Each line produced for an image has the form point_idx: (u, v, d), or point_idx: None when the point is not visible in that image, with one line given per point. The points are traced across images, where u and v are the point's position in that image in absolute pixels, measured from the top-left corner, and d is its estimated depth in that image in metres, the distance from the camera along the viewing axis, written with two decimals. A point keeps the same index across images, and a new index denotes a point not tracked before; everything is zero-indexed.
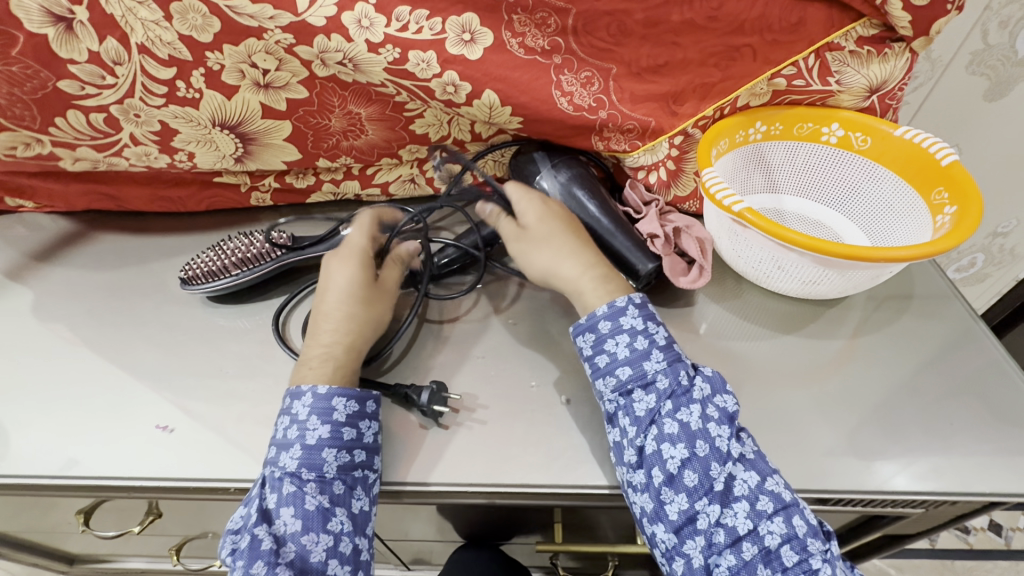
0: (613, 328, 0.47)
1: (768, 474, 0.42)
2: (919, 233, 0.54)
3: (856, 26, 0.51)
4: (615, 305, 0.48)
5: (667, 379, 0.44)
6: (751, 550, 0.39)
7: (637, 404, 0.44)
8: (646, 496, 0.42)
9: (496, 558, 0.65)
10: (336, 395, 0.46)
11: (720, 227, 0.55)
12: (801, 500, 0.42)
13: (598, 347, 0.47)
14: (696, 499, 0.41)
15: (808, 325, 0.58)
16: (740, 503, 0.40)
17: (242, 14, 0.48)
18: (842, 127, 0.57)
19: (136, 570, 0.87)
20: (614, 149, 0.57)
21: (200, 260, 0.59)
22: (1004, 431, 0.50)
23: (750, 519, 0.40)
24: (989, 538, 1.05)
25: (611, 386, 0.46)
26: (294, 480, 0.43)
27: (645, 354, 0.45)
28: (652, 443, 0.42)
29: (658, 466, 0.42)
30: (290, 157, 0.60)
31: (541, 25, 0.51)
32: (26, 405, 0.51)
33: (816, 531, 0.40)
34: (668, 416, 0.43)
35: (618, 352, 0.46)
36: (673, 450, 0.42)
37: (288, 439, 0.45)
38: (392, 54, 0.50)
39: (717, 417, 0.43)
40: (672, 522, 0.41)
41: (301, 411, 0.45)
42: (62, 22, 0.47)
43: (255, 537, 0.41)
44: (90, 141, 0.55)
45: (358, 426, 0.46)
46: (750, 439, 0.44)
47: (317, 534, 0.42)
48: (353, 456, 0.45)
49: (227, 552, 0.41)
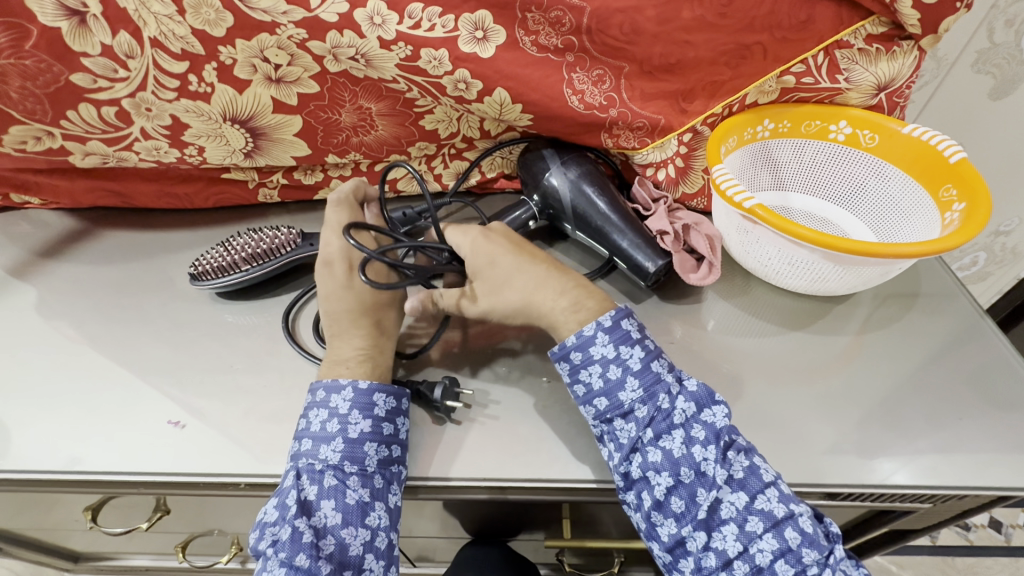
0: (585, 358, 0.45)
1: (758, 492, 0.41)
2: (927, 230, 0.55)
3: (865, 24, 0.51)
4: (584, 334, 0.46)
5: (645, 407, 0.44)
6: (742, 569, 0.40)
7: (620, 432, 0.44)
8: (640, 515, 0.43)
9: (504, 555, 0.64)
10: (378, 391, 0.46)
11: (729, 224, 0.55)
12: (798, 509, 0.41)
13: (575, 376, 0.46)
14: (684, 524, 0.41)
15: (815, 321, 0.58)
16: (727, 526, 0.40)
17: (256, 9, 0.48)
18: (850, 125, 0.57)
19: (140, 567, 0.87)
20: (624, 146, 0.58)
21: (209, 256, 0.59)
22: (1004, 425, 0.50)
23: (739, 541, 0.40)
24: (990, 535, 1.05)
25: (592, 413, 0.46)
26: (336, 473, 0.43)
27: (620, 384, 0.44)
28: (637, 470, 0.43)
29: (645, 492, 0.43)
30: (301, 153, 0.60)
31: (554, 23, 0.50)
32: (33, 402, 0.51)
33: (812, 541, 0.40)
34: (650, 444, 0.43)
35: (593, 382, 0.45)
36: (658, 478, 0.42)
37: (327, 432, 0.44)
38: (404, 52, 0.50)
39: (702, 439, 0.42)
40: (664, 543, 0.42)
41: (340, 405, 0.45)
42: (75, 15, 0.47)
43: (296, 529, 0.40)
44: (101, 136, 0.55)
45: (395, 422, 0.46)
46: (739, 457, 0.42)
47: (356, 527, 0.42)
48: (390, 451, 0.45)
49: (267, 543, 0.40)
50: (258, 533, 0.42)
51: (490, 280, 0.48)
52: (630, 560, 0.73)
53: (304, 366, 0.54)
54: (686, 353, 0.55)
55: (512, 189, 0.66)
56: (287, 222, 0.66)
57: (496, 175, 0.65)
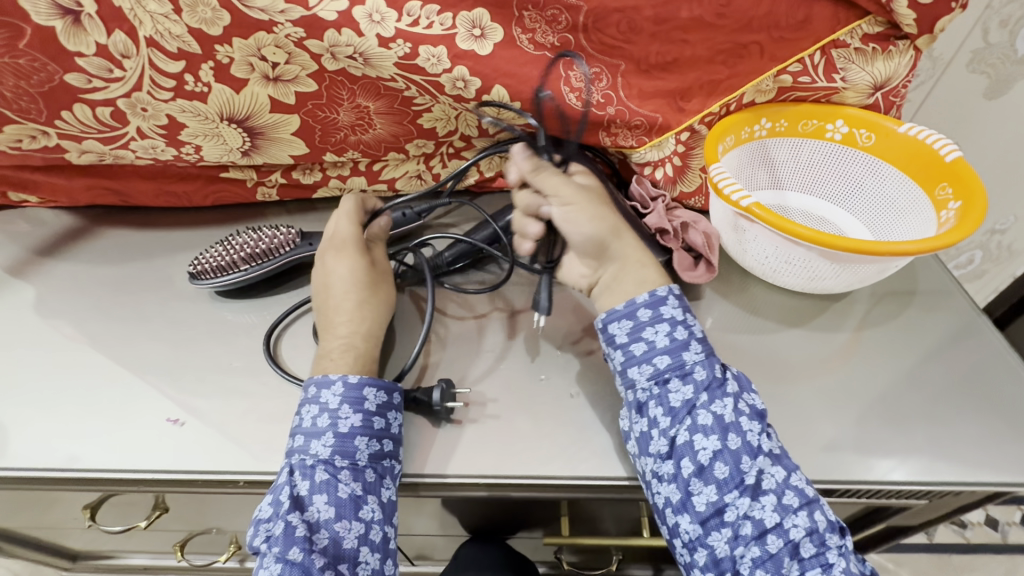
0: (653, 317, 0.47)
1: (793, 470, 0.42)
2: (923, 228, 0.55)
3: (861, 24, 0.51)
4: (656, 294, 0.47)
5: (704, 371, 0.44)
6: (776, 543, 0.39)
7: (672, 394, 0.44)
8: (673, 486, 0.42)
9: (503, 553, 0.65)
10: (368, 385, 0.46)
11: (726, 222, 0.56)
12: (820, 497, 0.42)
13: (636, 334, 0.46)
14: (726, 491, 0.41)
15: (812, 318, 0.59)
16: (768, 496, 0.40)
17: (252, 7, 0.48)
18: (847, 124, 0.58)
19: (139, 567, 0.87)
20: (620, 145, 0.58)
21: (209, 254, 0.59)
22: (1001, 421, 0.51)
23: (776, 513, 0.40)
24: (986, 533, 1.06)
25: (646, 374, 0.45)
26: (328, 468, 0.43)
27: (684, 345, 0.45)
28: (685, 433, 0.42)
29: (689, 456, 0.42)
30: (297, 151, 0.60)
31: (551, 21, 0.51)
32: (32, 401, 0.51)
33: (834, 527, 0.41)
34: (703, 407, 0.43)
35: (657, 341, 0.46)
36: (706, 441, 0.42)
37: (318, 427, 0.44)
38: (403, 49, 0.50)
39: (749, 412, 0.43)
40: (698, 513, 0.41)
41: (331, 400, 0.45)
42: (70, 15, 0.47)
43: (289, 524, 0.40)
44: (97, 135, 0.55)
45: (387, 417, 0.46)
46: (776, 435, 0.44)
47: (350, 521, 0.42)
48: (382, 445, 0.45)
49: (261, 539, 0.41)
50: (252, 531, 0.42)
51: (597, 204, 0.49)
52: (628, 558, 0.73)
53: (303, 364, 0.55)
54: None
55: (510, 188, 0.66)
56: (286, 220, 0.66)
57: (494, 175, 0.64)
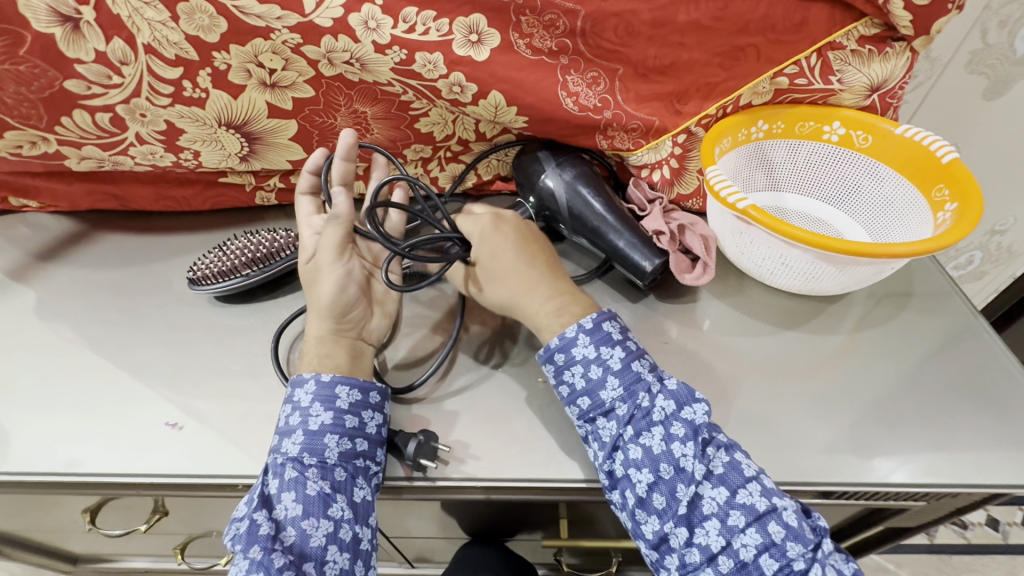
0: (568, 359, 0.46)
1: (739, 487, 0.41)
2: (919, 230, 0.55)
3: (857, 26, 0.51)
4: (565, 336, 0.47)
5: (625, 405, 0.44)
6: (727, 564, 0.40)
7: (602, 430, 0.45)
8: (625, 514, 0.44)
9: (502, 555, 0.65)
10: (341, 383, 0.46)
11: (723, 223, 0.56)
12: (780, 504, 0.41)
13: (559, 377, 0.47)
14: (665, 521, 0.41)
15: (810, 320, 0.59)
16: (710, 521, 0.41)
17: (249, 14, 0.48)
18: (843, 126, 0.58)
19: (140, 569, 0.87)
20: (619, 147, 0.58)
21: (206, 261, 0.59)
22: (997, 423, 0.51)
23: (721, 536, 0.40)
24: (987, 533, 1.06)
25: (576, 414, 0.46)
26: (296, 465, 0.43)
27: (600, 383, 0.45)
28: (620, 467, 0.43)
29: (629, 489, 0.43)
30: (296, 157, 0.60)
31: (549, 26, 0.51)
32: (31, 403, 0.51)
33: (796, 535, 0.40)
34: (631, 442, 0.43)
35: (576, 382, 0.46)
36: (639, 475, 0.42)
37: (290, 425, 0.45)
38: (398, 56, 0.51)
39: (681, 435, 0.42)
40: (649, 540, 0.42)
41: (303, 399, 0.45)
42: (69, 22, 0.47)
43: (254, 521, 0.41)
44: (96, 141, 0.56)
45: (361, 416, 0.46)
46: (719, 452, 0.42)
47: (317, 519, 0.42)
48: (354, 444, 0.45)
49: (228, 538, 0.41)
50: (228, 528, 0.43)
51: (493, 264, 0.50)
52: (627, 560, 0.73)
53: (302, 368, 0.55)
54: (682, 353, 0.55)
55: (508, 190, 0.66)
56: (285, 224, 0.67)
57: (493, 178, 0.65)
